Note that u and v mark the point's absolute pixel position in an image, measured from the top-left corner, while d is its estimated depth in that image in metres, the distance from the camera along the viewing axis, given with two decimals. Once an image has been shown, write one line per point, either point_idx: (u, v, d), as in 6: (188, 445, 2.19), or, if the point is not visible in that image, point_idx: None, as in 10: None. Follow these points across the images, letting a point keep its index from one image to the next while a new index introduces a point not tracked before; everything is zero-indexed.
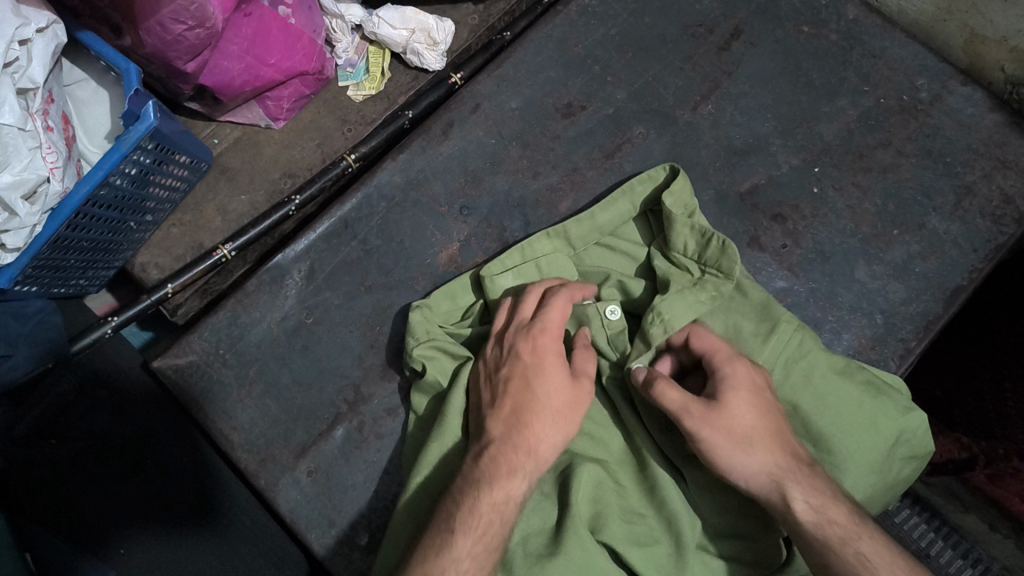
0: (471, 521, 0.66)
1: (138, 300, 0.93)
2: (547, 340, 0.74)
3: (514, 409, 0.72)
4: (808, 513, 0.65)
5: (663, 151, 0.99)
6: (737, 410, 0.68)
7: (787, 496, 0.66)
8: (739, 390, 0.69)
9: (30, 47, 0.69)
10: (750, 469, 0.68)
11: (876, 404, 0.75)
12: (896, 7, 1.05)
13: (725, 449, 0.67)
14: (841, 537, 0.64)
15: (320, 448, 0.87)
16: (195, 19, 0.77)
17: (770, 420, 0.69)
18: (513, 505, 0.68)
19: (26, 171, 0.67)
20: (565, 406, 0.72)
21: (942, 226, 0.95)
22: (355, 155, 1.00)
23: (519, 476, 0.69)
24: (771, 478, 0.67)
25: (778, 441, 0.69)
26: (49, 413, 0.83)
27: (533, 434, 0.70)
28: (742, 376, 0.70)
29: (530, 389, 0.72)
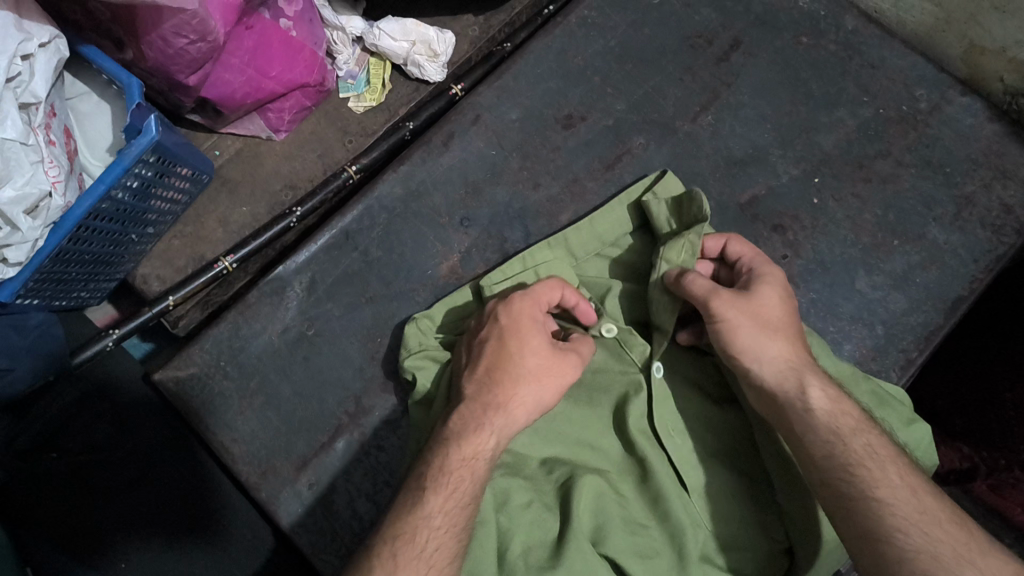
0: (442, 478, 0.65)
1: (138, 312, 0.93)
2: (528, 306, 0.74)
3: (487, 368, 0.72)
4: (823, 404, 0.67)
5: (664, 162, 0.99)
6: (766, 299, 0.72)
7: (802, 385, 0.69)
8: (770, 284, 0.74)
9: (33, 62, 0.69)
10: (769, 354, 0.70)
11: (880, 413, 0.77)
12: (895, 18, 1.05)
13: (747, 328, 0.71)
14: (852, 427, 0.66)
15: (322, 460, 0.88)
16: (197, 34, 0.77)
17: (793, 320, 0.73)
18: (483, 462, 0.67)
19: (28, 185, 0.68)
20: (541, 368, 0.71)
21: (942, 236, 0.95)
22: (355, 167, 1.01)
23: (489, 434, 0.68)
24: (790, 364, 0.70)
25: (799, 337, 0.72)
26: (50, 425, 0.85)
27: (504, 392, 0.70)
28: (777, 276, 0.75)
29: (505, 349, 0.72)
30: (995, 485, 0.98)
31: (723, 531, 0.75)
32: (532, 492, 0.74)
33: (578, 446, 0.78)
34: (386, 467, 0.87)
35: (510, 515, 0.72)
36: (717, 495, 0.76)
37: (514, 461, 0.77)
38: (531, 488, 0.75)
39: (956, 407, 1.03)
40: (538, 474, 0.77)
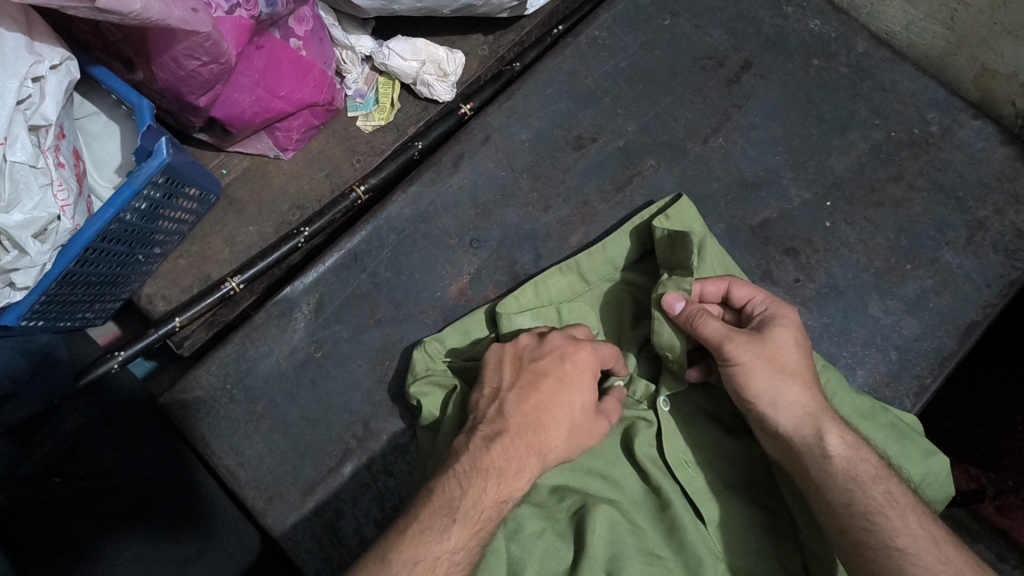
0: (475, 512, 0.64)
1: (144, 334, 0.93)
2: (592, 357, 0.74)
3: (536, 405, 0.70)
4: (843, 452, 0.67)
5: (675, 184, 0.98)
6: (783, 343, 0.71)
7: (821, 432, 0.68)
8: (787, 326, 0.73)
9: (44, 84, 0.69)
10: (787, 401, 0.69)
11: (898, 447, 0.76)
12: (906, 41, 1.05)
13: (764, 375, 0.70)
14: (872, 475, 0.65)
15: (329, 485, 0.86)
16: (209, 56, 0.77)
17: (809, 364, 0.72)
18: (509, 506, 0.67)
19: (36, 209, 0.67)
20: (583, 427, 0.71)
21: (955, 260, 0.94)
22: (364, 186, 1.00)
23: (525, 483, 0.67)
24: (808, 411, 0.69)
25: (815, 383, 0.71)
26: (56, 450, 0.79)
27: (549, 443, 0.69)
28: (792, 317, 0.74)
29: (561, 397, 0.71)
30: (1002, 507, 0.95)
31: (742, 564, 0.73)
32: (544, 520, 0.73)
33: (588, 475, 0.78)
34: (394, 493, 0.86)
35: (523, 544, 0.70)
36: (732, 530, 0.75)
37: (526, 488, 0.77)
38: (543, 516, 0.74)
39: (967, 429, 1.03)
40: (550, 502, 0.76)
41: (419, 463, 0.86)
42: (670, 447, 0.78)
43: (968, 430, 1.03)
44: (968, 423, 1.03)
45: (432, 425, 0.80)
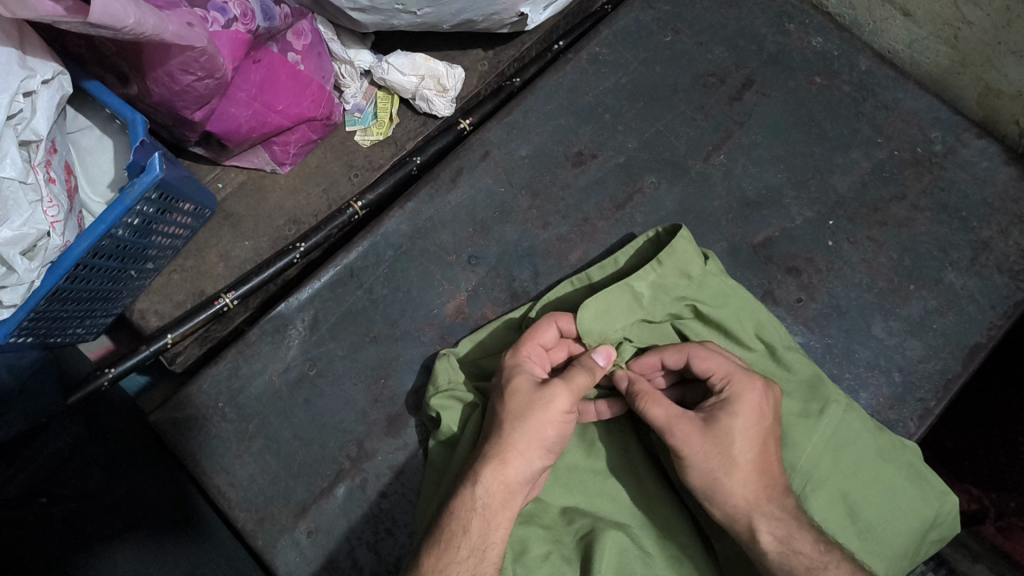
0: (439, 538, 0.65)
1: (137, 351, 0.89)
2: (511, 357, 0.74)
3: (486, 424, 0.71)
4: (774, 546, 0.67)
5: (675, 203, 0.97)
6: (724, 439, 0.68)
7: (753, 527, 0.68)
8: (737, 416, 0.69)
9: (35, 98, 0.67)
10: (723, 497, 0.69)
11: (917, 489, 0.77)
12: (909, 59, 1.03)
13: (698, 472, 0.69)
14: (808, 567, 0.66)
15: (321, 506, 0.85)
16: (204, 71, 0.76)
17: (759, 452, 0.69)
18: (477, 511, 0.66)
19: (25, 226, 0.66)
20: (523, 407, 0.69)
21: (959, 281, 0.93)
22: (361, 202, 0.98)
23: (477, 482, 0.66)
24: (742, 509, 0.68)
25: (763, 472, 0.69)
26: (43, 473, 0.80)
27: (489, 442, 0.69)
28: (746, 401, 0.70)
29: (496, 408, 0.71)
30: (1005, 528, 0.95)
31: None
32: (550, 543, 0.74)
33: (599, 497, 0.78)
34: (388, 515, 0.84)
35: (527, 567, 0.72)
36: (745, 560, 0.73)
37: (533, 508, 0.77)
38: (549, 539, 0.74)
39: (968, 450, 1.02)
40: (558, 523, 0.76)
41: (414, 484, 0.85)
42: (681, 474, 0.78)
43: (970, 451, 1.02)
44: (969, 443, 1.02)
45: (448, 441, 0.80)
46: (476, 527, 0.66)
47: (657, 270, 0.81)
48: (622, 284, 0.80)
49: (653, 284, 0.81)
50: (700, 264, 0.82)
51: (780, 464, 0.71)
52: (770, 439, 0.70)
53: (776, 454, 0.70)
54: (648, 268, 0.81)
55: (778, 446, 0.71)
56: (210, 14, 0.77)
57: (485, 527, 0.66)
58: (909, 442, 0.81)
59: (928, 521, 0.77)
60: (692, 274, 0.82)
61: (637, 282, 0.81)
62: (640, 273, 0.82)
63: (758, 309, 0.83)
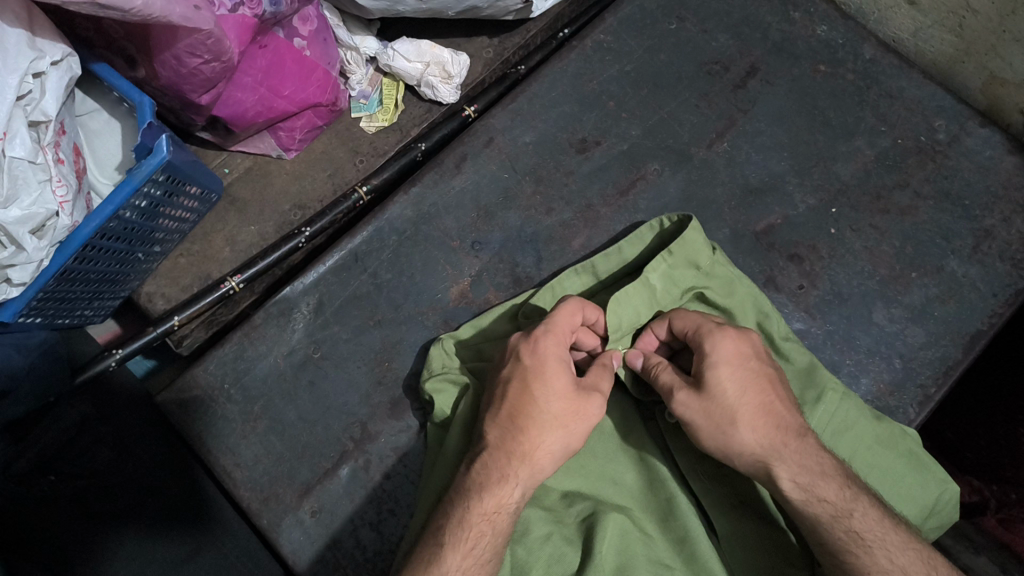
0: (461, 534, 0.65)
1: (143, 333, 0.91)
2: (552, 348, 0.71)
3: (510, 412, 0.69)
4: (797, 492, 0.68)
5: (679, 189, 0.98)
6: (717, 391, 0.69)
7: (772, 475, 0.69)
8: (719, 365, 0.70)
9: (44, 80, 0.68)
10: (738, 452, 0.69)
11: (914, 476, 0.78)
12: (913, 47, 1.04)
13: (706, 432, 0.70)
14: (832, 514, 0.67)
15: (325, 487, 0.85)
16: (211, 54, 0.76)
17: (758, 398, 0.70)
18: (506, 514, 0.67)
19: (35, 205, 0.67)
20: (567, 414, 0.69)
21: (960, 269, 0.93)
22: (366, 187, 0.99)
23: (513, 483, 0.67)
24: (759, 459, 0.69)
25: (767, 415, 0.70)
26: (48, 450, 0.80)
27: (529, 441, 0.68)
28: (722, 349, 0.71)
29: (523, 396, 0.70)
30: (1006, 520, 0.96)
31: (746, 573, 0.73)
32: (551, 524, 0.75)
33: (600, 480, 0.79)
34: (391, 496, 0.85)
35: (528, 546, 0.73)
36: (745, 544, 0.74)
37: (534, 490, 0.78)
38: (550, 520, 0.75)
39: (968, 438, 1.02)
40: (559, 506, 0.77)
41: (417, 466, 0.86)
42: (684, 458, 0.78)
43: (970, 440, 1.02)
44: (969, 432, 1.03)
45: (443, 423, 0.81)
46: (502, 528, 0.67)
47: (668, 260, 0.81)
48: (639, 281, 0.79)
49: (666, 275, 0.81)
50: (708, 255, 0.82)
51: (783, 404, 0.71)
52: (763, 382, 0.71)
53: (775, 393, 0.71)
54: (660, 259, 0.80)
55: (777, 390, 0.72)
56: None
57: (509, 531, 0.68)
58: (910, 430, 0.81)
59: (924, 509, 0.78)
60: (701, 265, 0.82)
61: (651, 274, 0.80)
62: (652, 264, 0.81)
63: (760, 299, 0.83)
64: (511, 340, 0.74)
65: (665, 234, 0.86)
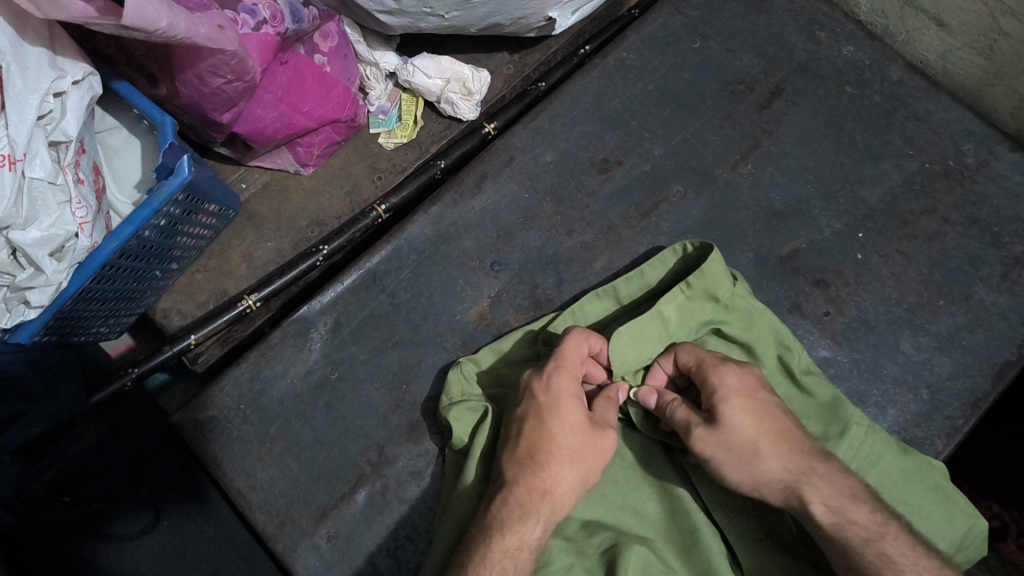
0: (484, 574, 0.63)
1: (160, 350, 0.90)
2: (565, 383, 0.72)
3: (528, 449, 0.69)
4: (828, 517, 0.67)
5: (702, 212, 0.96)
6: (735, 422, 0.69)
7: (802, 499, 0.67)
8: (731, 397, 0.69)
9: (65, 99, 0.67)
10: (762, 482, 0.69)
11: (943, 513, 0.76)
12: (941, 69, 1.02)
13: (730, 465, 0.69)
14: (864, 537, 0.65)
15: (341, 511, 0.84)
16: (234, 74, 0.76)
17: (775, 428, 0.69)
18: (529, 551, 0.66)
19: (53, 227, 0.65)
20: (584, 449, 0.69)
21: (989, 297, 0.92)
22: (385, 206, 0.98)
23: (536, 519, 0.67)
24: (785, 486, 0.68)
25: (786, 442, 0.69)
26: (65, 472, 0.79)
27: (550, 476, 0.68)
28: (730, 382, 0.70)
29: (537, 433, 0.70)
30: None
31: None
32: (573, 555, 0.73)
33: (621, 509, 0.77)
34: (407, 521, 0.83)
35: None
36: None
37: (555, 518, 0.76)
38: (572, 550, 0.74)
39: (991, 466, 1.01)
40: (580, 536, 0.75)
41: (435, 491, 0.84)
42: (709, 490, 0.76)
43: (993, 468, 1.01)
44: (992, 459, 1.01)
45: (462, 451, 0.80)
46: (526, 565, 0.65)
47: (685, 292, 0.80)
48: (652, 310, 0.79)
49: (683, 308, 0.80)
50: (728, 287, 0.81)
51: (799, 430, 0.71)
52: (777, 411, 0.70)
53: (789, 421, 0.70)
54: (677, 291, 0.80)
55: (792, 419, 0.71)
56: (240, 17, 0.77)
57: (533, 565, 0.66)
58: (937, 462, 0.79)
59: (952, 545, 0.76)
60: (720, 298, 0.80)
61: (663, 306, 0.79)
62: (668, 296, 0.80)
63: (781, 331, 0.82)
64: (524, 377, 0.75)
65: (686, 260, 0.85)
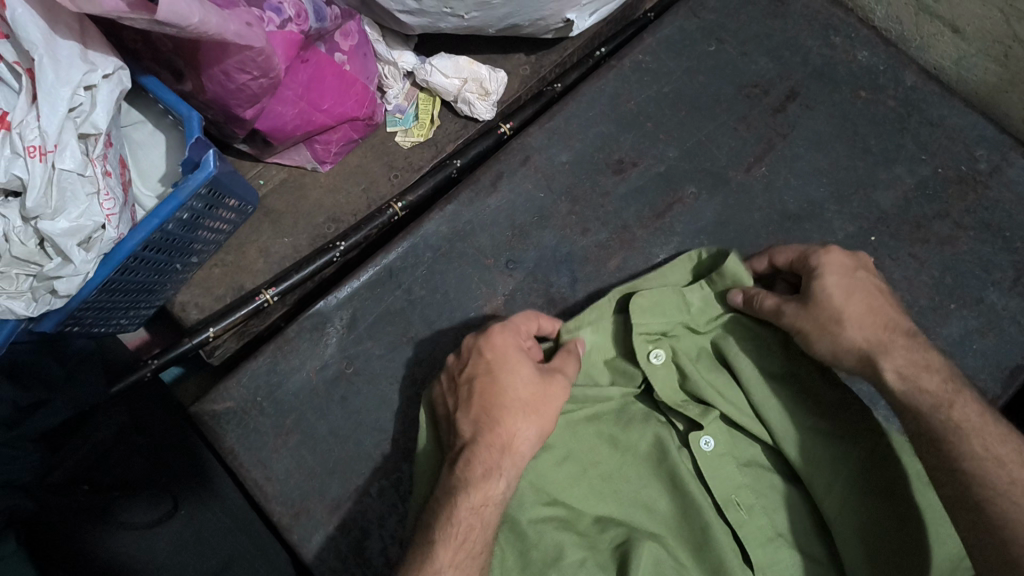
0: (449, 530, 0.64)
1: (178, 342, 0.91)
2: (507, 339, 0.73)
3: (482, 404, 0.69)
4: (901, 382, 0.70)
5: (715, 213, 0.97)
6: (825, 296, 0.73)
7: (879, 369, 0.71)
8: (826, 275, 0.74)
9: (95, 93, 0.68)
10: (846, 343, 0.72)
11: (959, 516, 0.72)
12: (955, 75, 1.03)
13: (814, 335, 0.73)
14: (932, 403, 0.68)
15: (355, 503, 0.85)
16: (260, 71, 0.77)
17: (864, 302, 0.73)
18: (493, 507, 0.66)
19: (82, 217, 0.66)
20: (536, 400, 0.69)
21: (1000, 301, 0.92)
22: (401, 203, 0.99)
23: (499, 475, 0.66)
24: (864, 354, 0.72)
25: (874, 315, 0.73)
26: (88, 456, 0.81)
27: (506, 430, 0.68)
28: (831, 261, 0.75)
29: (490, 386, 0.70)
30: None
31: None
32: (586, 550, 0.74)
33: (631, 505, 0.78)
34: None
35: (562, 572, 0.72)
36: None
37: (567, 513, 0.77)
38: (584, 545, 0.74)
39: None
40: (592, 530, 0.76)
41: None
42: (719, 487, 0.76)
43: None
44: None
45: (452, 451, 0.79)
46: (490, 522, 0.66)
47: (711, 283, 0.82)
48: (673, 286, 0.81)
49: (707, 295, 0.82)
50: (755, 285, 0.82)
51: (891, 309, 0.74)
52: (870, 288, 0.75)
53: (884, 300, 0.74)
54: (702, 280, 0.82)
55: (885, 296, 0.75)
56: (266, 15, 0.78)
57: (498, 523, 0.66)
58: None
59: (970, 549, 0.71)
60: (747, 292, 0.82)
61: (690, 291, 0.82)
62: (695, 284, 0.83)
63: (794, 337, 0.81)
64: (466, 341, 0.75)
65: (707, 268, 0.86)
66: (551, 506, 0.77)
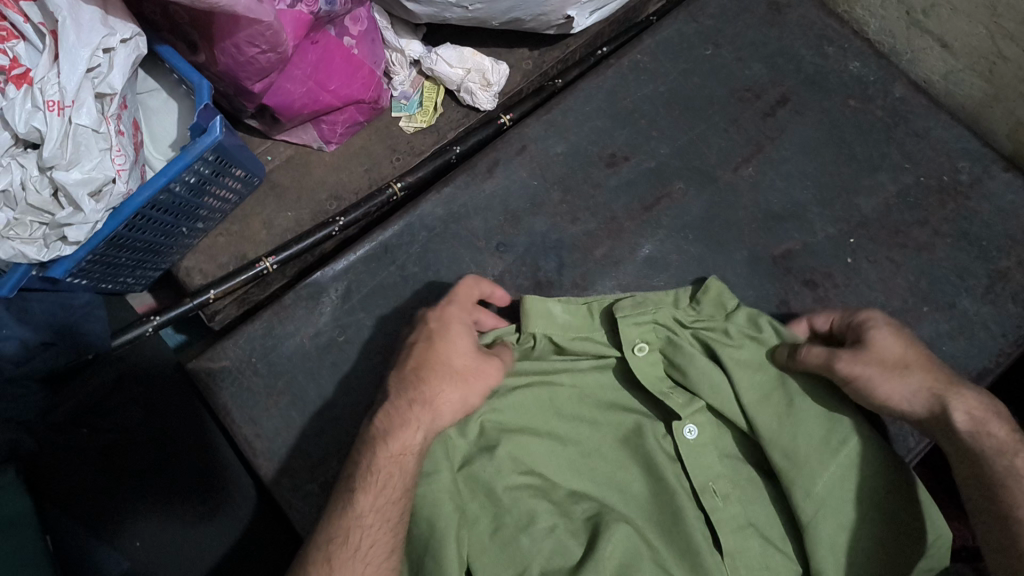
0: (371, 477, 0.70)
1: (180, 302, 0.95)
2: (452, 313, 0.80)
3: (415, 365, 0.75)
4: (967, 425, 0.71)
5: (701, 209, 1.01)
6: (882, 343, 0.75)
7: (947, 410, 0.72)
8: (881, 327, 0.76)
9: (113, 56, 0.73)
10: (908, 394, 0.74)
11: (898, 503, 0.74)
12: (943, 90, 1.06)
13: (879, 380, 0.74)
14: (998, 447, 0.70)
15: (339, 464, 0.89)
16: (269, 45, 0.81)
17: (920, 356, 0.75)
18: (413, 457, 0.71)
19: (94, 170, 0.71)
20: (465, 368, 0.75)
21: (973, 307, 0.95)
22: (401, 184, 1.04)
23: (416, 428, 0.72)
24: (930, 398, 0.73)
25: (931, 367, 0.75)
26: (87, 401, 0.89)
27: (429, 389, 0.73)
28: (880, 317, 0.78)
29: (425, 350, 0.76)
30: None
31: None
32: (558, 517, 0.76)
33: (606, 484, 0.80)
34: None
35: (532, 537, 0.74)
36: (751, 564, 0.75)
37: (543, 483, 0.79)
38: (557, 513, 0.77)
39: None
40: (566, 502, 0.78)
41: None
42: (697, 474, 0.78)
43: None
44: None
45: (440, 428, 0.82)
46: (409, 469, 0.71)
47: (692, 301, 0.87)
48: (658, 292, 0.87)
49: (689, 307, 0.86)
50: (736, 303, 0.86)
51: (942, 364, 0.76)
52: (921, 345, 0.77)
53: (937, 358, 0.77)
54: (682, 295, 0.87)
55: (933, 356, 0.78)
56: None
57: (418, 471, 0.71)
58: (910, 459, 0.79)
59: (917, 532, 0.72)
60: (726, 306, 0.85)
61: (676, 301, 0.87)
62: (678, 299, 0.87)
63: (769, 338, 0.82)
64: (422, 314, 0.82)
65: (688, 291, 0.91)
66: (527, 475, 0.79)
